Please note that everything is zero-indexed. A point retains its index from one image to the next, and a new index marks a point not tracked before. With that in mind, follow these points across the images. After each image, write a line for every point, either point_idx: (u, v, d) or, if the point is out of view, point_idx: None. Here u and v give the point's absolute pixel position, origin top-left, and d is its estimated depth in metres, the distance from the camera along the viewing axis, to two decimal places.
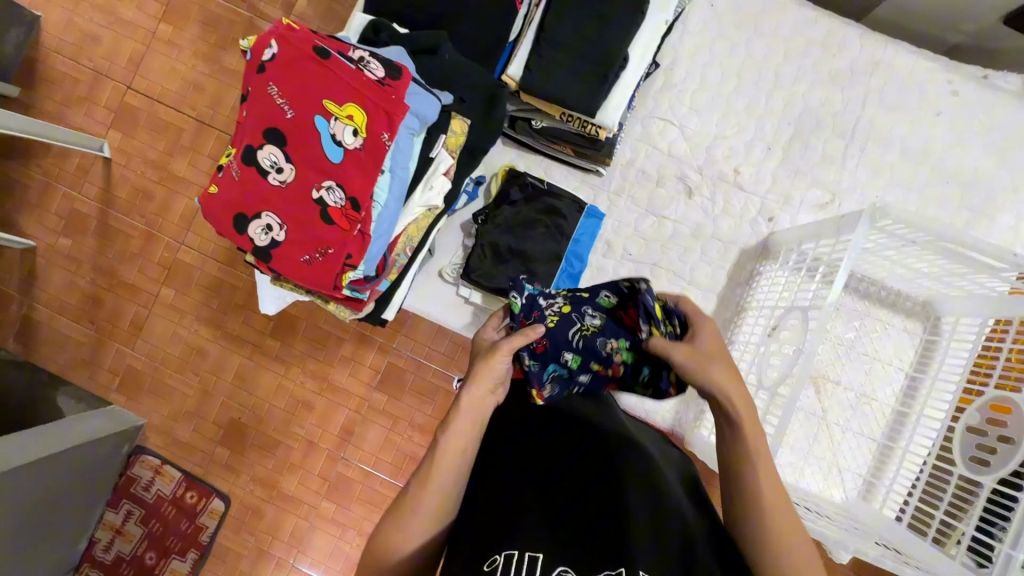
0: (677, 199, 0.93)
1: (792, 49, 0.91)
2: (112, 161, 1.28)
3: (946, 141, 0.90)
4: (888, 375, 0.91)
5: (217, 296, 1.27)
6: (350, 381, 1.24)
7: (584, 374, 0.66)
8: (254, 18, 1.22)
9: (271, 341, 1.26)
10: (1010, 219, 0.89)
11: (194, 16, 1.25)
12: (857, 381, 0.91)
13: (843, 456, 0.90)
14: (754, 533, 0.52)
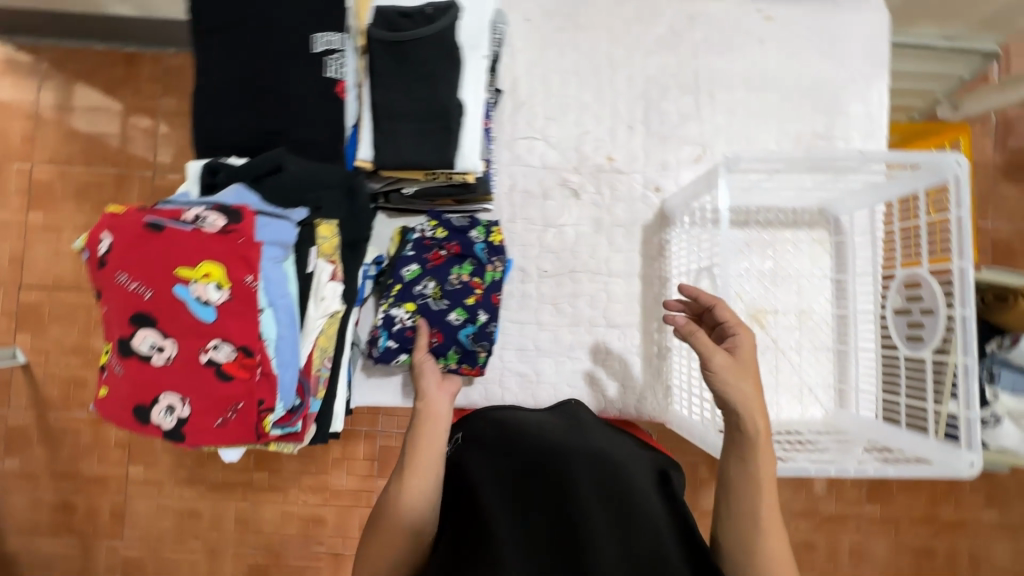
0: (566, 204, 0.94)
1: (616, 30, 0.95)
2: (31, 363, 1.21)
3: (779, 60, 0.95)
4: (813, 287, 0.95)
5: (188, 453, 1.22)
6: (351, 480, 1.22)
7: (478, 309, 0.84)
8: (122, 174, 1.19)
9: (258, 475, 1.22)
10: (860, 108, 0.95)
11: (60, 193, 1.20)
12: (790, 304, 0.94)
13: (807, 375, 0.93)
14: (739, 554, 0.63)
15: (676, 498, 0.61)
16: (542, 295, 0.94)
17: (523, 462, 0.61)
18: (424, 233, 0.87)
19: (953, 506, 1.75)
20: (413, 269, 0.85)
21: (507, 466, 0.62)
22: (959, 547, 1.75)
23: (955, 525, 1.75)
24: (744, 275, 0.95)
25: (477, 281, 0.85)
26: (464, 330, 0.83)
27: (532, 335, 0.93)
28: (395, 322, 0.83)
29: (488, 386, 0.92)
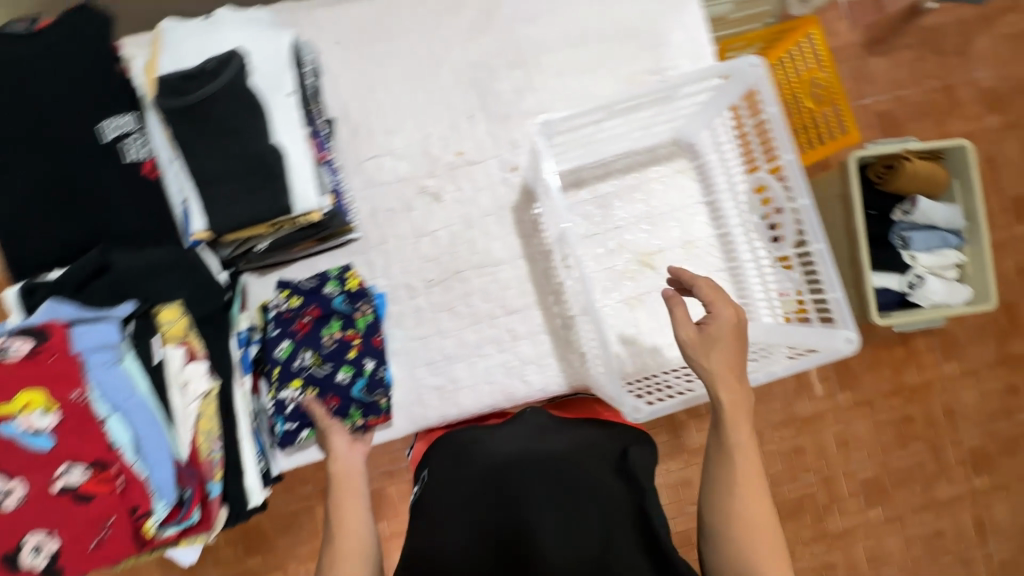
0: (431, 210, 0.94)
1: (429, 27, 0.95)
2: None
3: (591, 12, 0.96)
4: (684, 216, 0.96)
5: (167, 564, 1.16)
6: None
7: (364, 359, 0.86)
8: None
9: (252, 560, 1.18)
10: (680, 36, 0.96)
11: None
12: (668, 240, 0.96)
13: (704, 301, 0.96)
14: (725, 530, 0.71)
15: (635, 477, 0.67)
16: (435, 305, 0.93)
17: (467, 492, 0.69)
18: (280, 308, 0.84)
19: (915, 370, 1.83)
20: (284, 347, 0.83)
21: (453, 496, 0.69)
22: (932, 405, 1.83)
23: (921, 386, 1.83)
24: (608, 234, 0.96)
25: (353, 334, 0.85)
26: (356, 386, 0.85)
27: (438, 346, 0.93)
28: (287, 404, 0.83)
29: (409, 408, 0.92)
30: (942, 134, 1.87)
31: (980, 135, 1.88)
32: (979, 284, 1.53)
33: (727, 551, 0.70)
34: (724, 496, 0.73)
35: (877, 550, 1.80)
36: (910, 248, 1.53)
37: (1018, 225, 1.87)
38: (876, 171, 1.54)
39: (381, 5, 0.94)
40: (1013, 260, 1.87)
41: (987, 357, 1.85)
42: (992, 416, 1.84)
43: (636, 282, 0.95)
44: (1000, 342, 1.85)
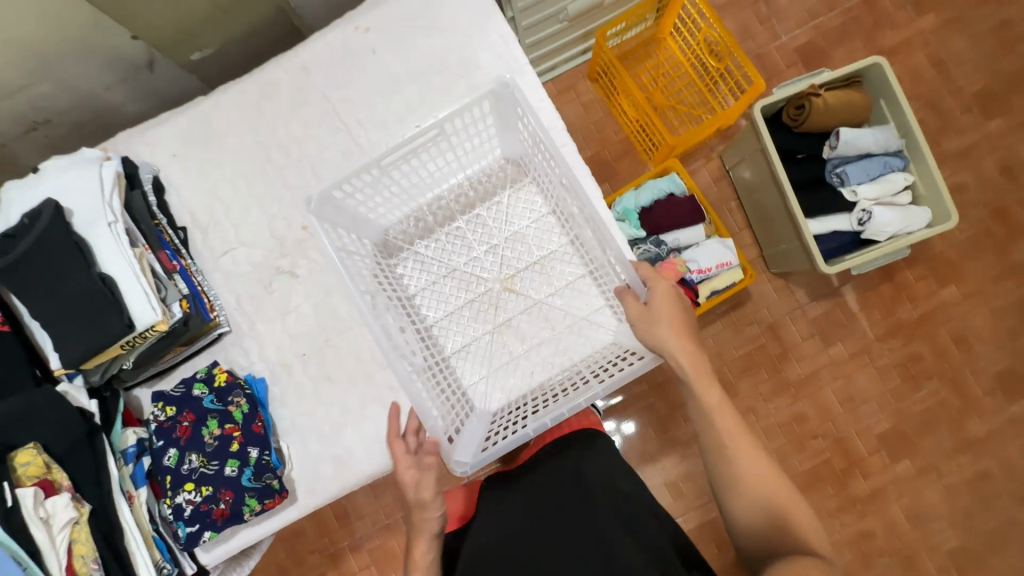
0: (290, 286, 0.97)
1: (252, 117, 0.99)
2: None
3: (397, 58, 0.97)
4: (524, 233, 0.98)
5: None
6: None
7: (250, 447, 0.88)
8: None
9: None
10: (488, 57, 0.96)
11: None
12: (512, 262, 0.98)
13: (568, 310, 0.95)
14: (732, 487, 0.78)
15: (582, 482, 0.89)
16: (313, 376, 0.95)
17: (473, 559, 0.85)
18: (160, 418, 0.89)
19: (910, 305, 1.68)
20: (172, 455, 0.87)
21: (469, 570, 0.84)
22: (939, 337, 1.67)
23: (920, 320, 1.67)
24: (457, 270, 0.98)
25: (233, 427, 0.88)
26: (245, 476, 0.87)
27: (323, 415, 0.94)
28: (185, 507, 0.86)
29: (308, 482, 0.93)
30: (873, 51, 1.74)
31: (917, 39, 1.73)
32: (935, 201, 1.40)
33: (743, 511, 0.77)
34: (721, 463, 0.79)
35: (919, 506, 1.62)
36: (847, 183, 1.42)
37: (987, 122, 1.70)
38: (788, 114, 1.44)
39: (207, 112, 1.00)
40: (992, 161, 1.69)
41: (989, 272, 1.67)
42: (1013, 334, 1.65)
43: (496, 309, 0.97)
44: (1001, 252, 1.67)
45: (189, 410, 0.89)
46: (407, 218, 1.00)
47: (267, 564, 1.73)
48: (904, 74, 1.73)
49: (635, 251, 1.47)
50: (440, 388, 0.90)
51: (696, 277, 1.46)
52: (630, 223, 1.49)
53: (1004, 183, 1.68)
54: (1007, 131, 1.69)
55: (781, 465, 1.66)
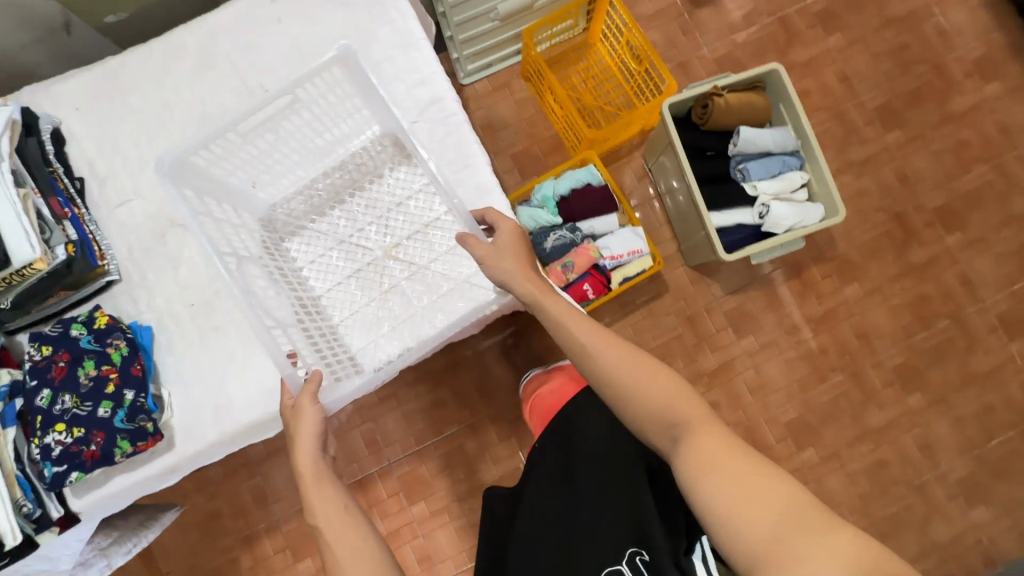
0: (183, 238, 0.99)
1: (158, 77, 1.03)
2: None
3: (300, 27, 1.02)
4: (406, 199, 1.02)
5: None
6: None
7: (127, 390, 0.90)
8: None
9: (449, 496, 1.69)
10: (385, 29, 1.01)
11: None
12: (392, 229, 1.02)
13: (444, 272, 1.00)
14: (605, 378, 0.86)
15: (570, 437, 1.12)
16: (200, 325, 0.97)
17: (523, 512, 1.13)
18: (35, 359, 0.90)
19: (816, 301, 1.78)
20: (44, 395, 0.88)
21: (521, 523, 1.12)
22: (842, 332, 1.76)
23: (824, 316, 1.77)
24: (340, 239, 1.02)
25: (110, 370, 0.90)
26: (117, 417, 0.88)
27: (208, 363, 0.96)
28: (54, 447, 0.86)
29: (187, 430, 0.94)
30: (785, 65, 1.88)
31: (825, 57, 1.88)
32: (827, 198, 1.50)
33: (623, 398, 0.85)
34: (590, 361, 0.87)
35: (821, 493, 1.69)
36: (747, 179, 1.52)
37: (886, 134, 1.84)
38: (695, 114, 1.54)
39: (113, 69, 1.03)
40: (890, 170, 1.82)
41: (888, 272, 1.78)
42: (909, 331, 1.76)
43: (379, 274, 1.01)
44: (898, 254, 1.79)
45: (67, 352, 0.90)
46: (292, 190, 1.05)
47: (179, 545, 1.70)
48: (813, 88, 1.86)
49: (553, 236, 1.52)
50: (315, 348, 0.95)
51: (609, 263, 1.54)
52: (548, 211, 1.55)
53: (902, 191, 1.81)
54: (904, 144, 1.83)
55: None
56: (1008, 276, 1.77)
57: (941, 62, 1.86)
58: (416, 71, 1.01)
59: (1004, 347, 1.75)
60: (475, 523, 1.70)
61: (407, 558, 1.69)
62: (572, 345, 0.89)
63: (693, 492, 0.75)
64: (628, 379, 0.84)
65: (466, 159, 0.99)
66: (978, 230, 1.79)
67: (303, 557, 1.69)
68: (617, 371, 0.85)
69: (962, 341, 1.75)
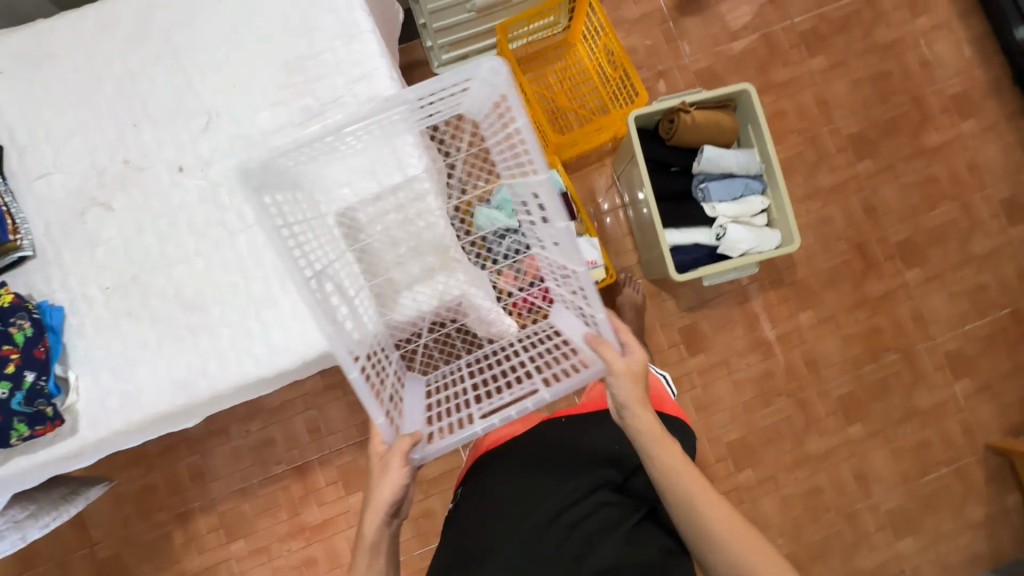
0: (104, 219, 0.96)
1: (90, 47, 0.98)
2: None
3: (241, 8, 0.98)
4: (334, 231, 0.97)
5: None
6: None
7: (28, 372, 0.88)
8: None
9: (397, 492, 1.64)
10: (329, 18, 0.98)
11: None
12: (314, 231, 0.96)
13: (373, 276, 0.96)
14: (700, 536, 0.84)
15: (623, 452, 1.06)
16: (114, 309, 0.95)
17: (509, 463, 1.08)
18: None
19: (769, 325, 1.78)
20: None
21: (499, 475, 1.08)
22: (792, 357, 1.77)
23: (776, 340, 1.77)
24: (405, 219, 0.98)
25: (11, 350, 0.87)
26: (13, 400, 0.86)
27: (120, 349, 0.94)
28: None
29: (92, 416, 0.92)
30: (765, 84, 1.85)
31: (805, 78, 1.85)
32: (783, 227, 1.50)
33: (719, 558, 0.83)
34: (690, 516, 0.84)
35: (754, 514, 1.72)
36: (709, 199, 1.50)
37: (858, 163, 1.83)
38: (663, 128, 1.52)
39: (42, 33, 0.98)
40: (858, 200, 1.81)
41: (844, 301, 1.79)
42: (857, 362, 1.77)
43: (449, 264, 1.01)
44: (855, 284, 1.79)
45: None
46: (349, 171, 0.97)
47: (112, 516, 1.69)
48: (790, 109, 1.84)
49: None
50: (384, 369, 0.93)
51: None
52: None
53: (867, 221, 1.81)
54: (874, 174, 1.82)
55: None
56: (961, 315, 1.78)
57: (920, 94, 1.85)
58: (359, 65, 0.97)
59: (948, 386, 1.77)
60: (410, 517, 1.71)
61: (340, 547, 1.70)
62: (672, 492, 0.85)
63: None
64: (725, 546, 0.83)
65: (402, 166, 1.00)
66: (937, 267, 1.80)
67: (236, 538, 1.70)
68: (719, 533, 0.83)
69: (908, 376, 1.77)
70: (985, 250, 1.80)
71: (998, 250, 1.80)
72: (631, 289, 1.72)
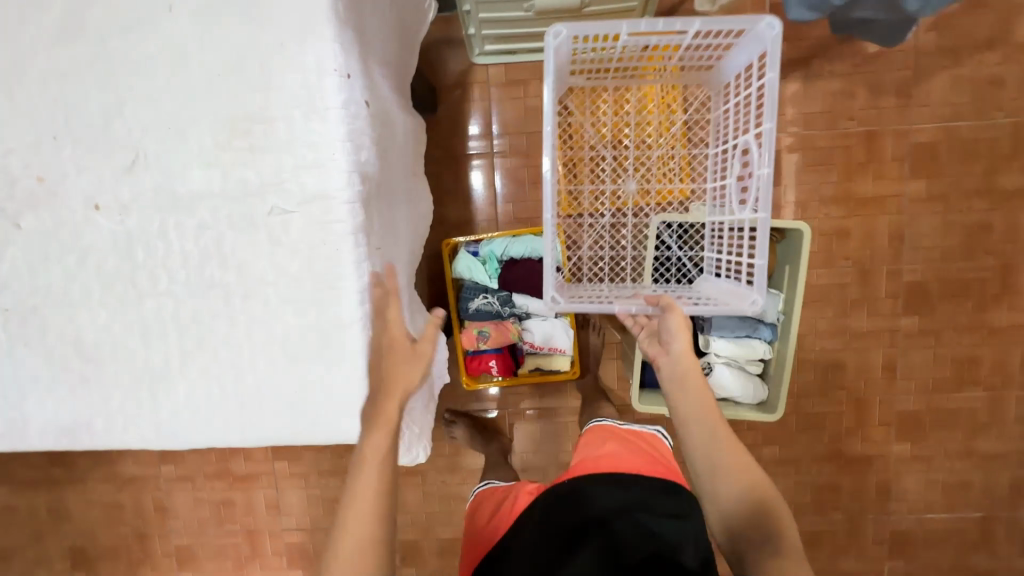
0: (11, 235, 0.86)
1: (12, 22, 0.80)
2: None
3: (193, 30, 0.78)
4: (234, 322, 0.86)
5: None
6: None
7: None
8: None
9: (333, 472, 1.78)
10: (294, 80, 0.78)
11: None
12: (222, 320, 0.86)
13: (274, 387, 0.87)
14: (694, 432, 0.93)
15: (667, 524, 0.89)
16: (10, 334, 0.89)
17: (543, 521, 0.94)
18: None
19: None
20: None
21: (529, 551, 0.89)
22: None
23: None
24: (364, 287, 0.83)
25: None
26: None
27: (9, 373, 0.90)
28: None
29: None
30: (843, 192, 1.55)
31: (892, 202, 1.55)
32: (775, 386, 1.35)
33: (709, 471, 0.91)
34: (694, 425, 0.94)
35: None
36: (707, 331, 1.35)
37: (902, 316, 1.60)
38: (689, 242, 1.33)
39: None
40: (881, 355, 1.62)
41: (814, 449, 1.68)
42: (800, 509, 1.70)
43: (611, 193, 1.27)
44: (834, 437, 1.67)
45: None
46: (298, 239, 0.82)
47: None
48: (857, 232, 1.57)
49: (479, 299, 1.40)
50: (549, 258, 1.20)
51: (526, 348, 1.42)
52: (489, 267, 1.40)
53: (878, 380, 1.64)
54: (914, 335, 1.60)
55: None
56: (928, 502, 1.68)
57: (1013, 262, 1.55)
58: (315, 150, 0.80)
59: (879, 560, 1.71)
60: (325, 498, 1.80)
61: (257, 501, 1.82)
62: (679, 391, 0.97)
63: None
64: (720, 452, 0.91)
65: (336, 277, 0.83)
66: (928, 449, 1.66)
67: (166, 463, 1.81)
68: (713, 435, 0.92)
69: (845, 539, 1.71)
70: (988, 450, 1.64)
71: (1001, 455, 1.65)
72: (595, 341, 1.60)
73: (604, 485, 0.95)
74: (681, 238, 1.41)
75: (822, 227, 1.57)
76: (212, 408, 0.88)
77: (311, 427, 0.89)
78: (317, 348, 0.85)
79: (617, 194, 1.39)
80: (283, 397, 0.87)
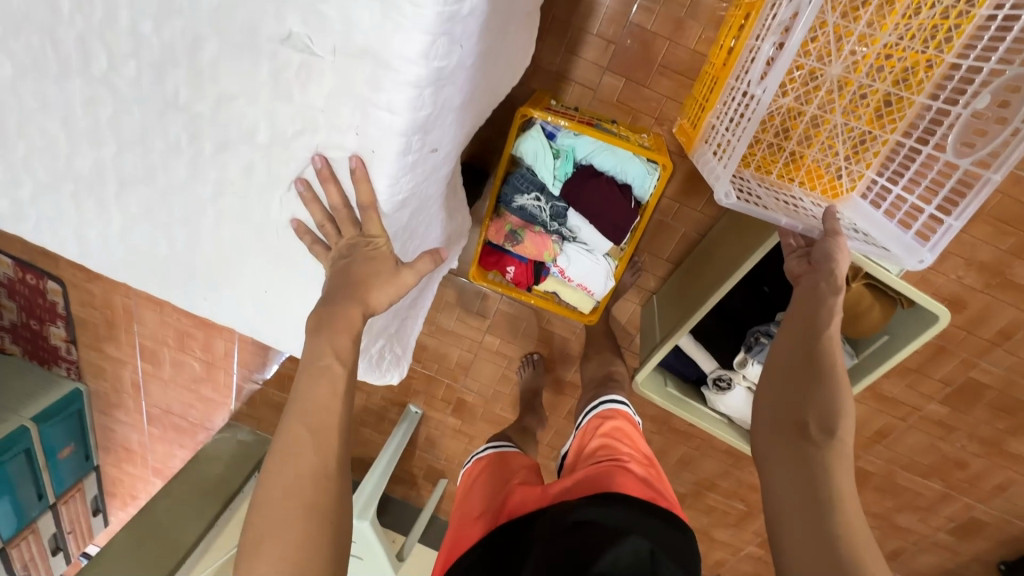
0: None
1: None
2: None
3: None
4: (190, 149, 0.62)
5: None
6: None
7: None
8: None
9: None
10: None
11: None
12: (185, 149, 0.63)
13: (260, 247, 0.72)
14: (811, 349, 0.77)
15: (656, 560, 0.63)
16: None
17: (519, 531, 0.72)
18: None
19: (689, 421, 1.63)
20: None
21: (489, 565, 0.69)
22: (674, 450, 1.70)
23: (683, 435, 1.65)
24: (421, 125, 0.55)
25: None
26: None
27: None
28: None
29: None
30: (996, 264, 1.24)
31: None
32: None
33: (815, 393, 0.74)
34: (821, 335, 0.77)
35: None
36: (752, 354, 1.11)
37: (935, 401, 1.46)
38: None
39: None
40: (884, 421, 1.53)
41: None
42: (715, 489, 1.77)
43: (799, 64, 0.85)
44: None
45: None
46: (338, 29, 0.49)
47: None
48: (972, 310, 1.30)
49: (529, 198, 1.11)
50: (742, 112, 0.87)
51: (553, 271, 1.20)
52: (559, 165, 1.08)
53: (863, 437, 1.58)
54: (929, 420, 1.50)
55: (490, 397, 1.79)
56: None
57: None
58: None
59: (746, 544, 1.90)
60: None
61: None
62: (808, 300, 0.81)
63: (813, 495, 0.69)
64: (837, 374, 0.75)
65: (370, 147, 0.57)
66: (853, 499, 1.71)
67: None
68: (834, 359, 0.76)
69: (733, 520, 1.85)
70: (901, 522, 1.72)
71: (907, 529, 1.74)
72: (627, 282, 1.36)
73: (626, 507, 0.71)
74: (853, 155, 0.93)
75: (943, 287, 1.29)
76: (216, 292, 0.82)
77: (297, 294, 0.78)
78: (311, 265, 0.72)
79: (813, 76, 0.88)
80: (283, 306, 0.80)
